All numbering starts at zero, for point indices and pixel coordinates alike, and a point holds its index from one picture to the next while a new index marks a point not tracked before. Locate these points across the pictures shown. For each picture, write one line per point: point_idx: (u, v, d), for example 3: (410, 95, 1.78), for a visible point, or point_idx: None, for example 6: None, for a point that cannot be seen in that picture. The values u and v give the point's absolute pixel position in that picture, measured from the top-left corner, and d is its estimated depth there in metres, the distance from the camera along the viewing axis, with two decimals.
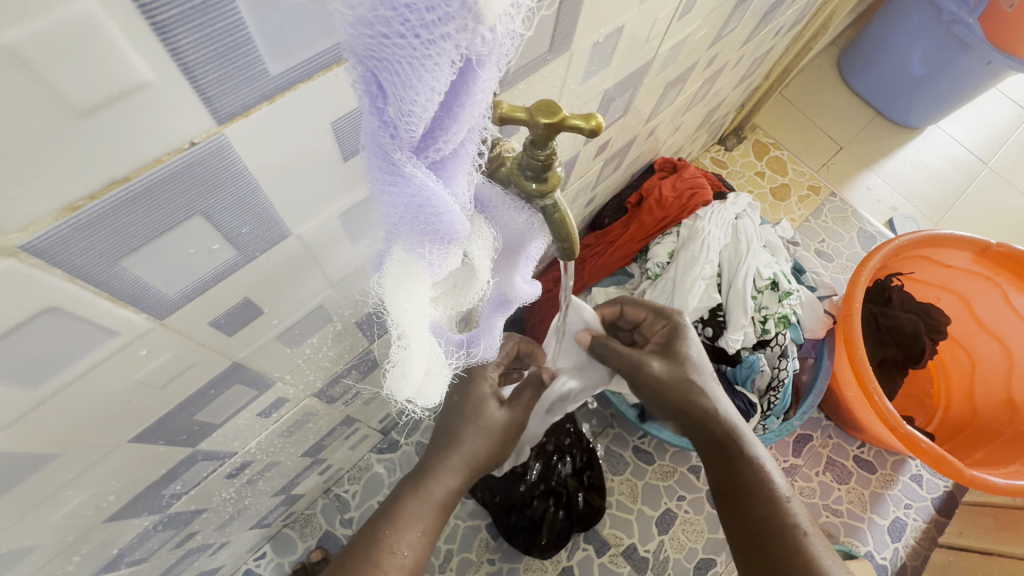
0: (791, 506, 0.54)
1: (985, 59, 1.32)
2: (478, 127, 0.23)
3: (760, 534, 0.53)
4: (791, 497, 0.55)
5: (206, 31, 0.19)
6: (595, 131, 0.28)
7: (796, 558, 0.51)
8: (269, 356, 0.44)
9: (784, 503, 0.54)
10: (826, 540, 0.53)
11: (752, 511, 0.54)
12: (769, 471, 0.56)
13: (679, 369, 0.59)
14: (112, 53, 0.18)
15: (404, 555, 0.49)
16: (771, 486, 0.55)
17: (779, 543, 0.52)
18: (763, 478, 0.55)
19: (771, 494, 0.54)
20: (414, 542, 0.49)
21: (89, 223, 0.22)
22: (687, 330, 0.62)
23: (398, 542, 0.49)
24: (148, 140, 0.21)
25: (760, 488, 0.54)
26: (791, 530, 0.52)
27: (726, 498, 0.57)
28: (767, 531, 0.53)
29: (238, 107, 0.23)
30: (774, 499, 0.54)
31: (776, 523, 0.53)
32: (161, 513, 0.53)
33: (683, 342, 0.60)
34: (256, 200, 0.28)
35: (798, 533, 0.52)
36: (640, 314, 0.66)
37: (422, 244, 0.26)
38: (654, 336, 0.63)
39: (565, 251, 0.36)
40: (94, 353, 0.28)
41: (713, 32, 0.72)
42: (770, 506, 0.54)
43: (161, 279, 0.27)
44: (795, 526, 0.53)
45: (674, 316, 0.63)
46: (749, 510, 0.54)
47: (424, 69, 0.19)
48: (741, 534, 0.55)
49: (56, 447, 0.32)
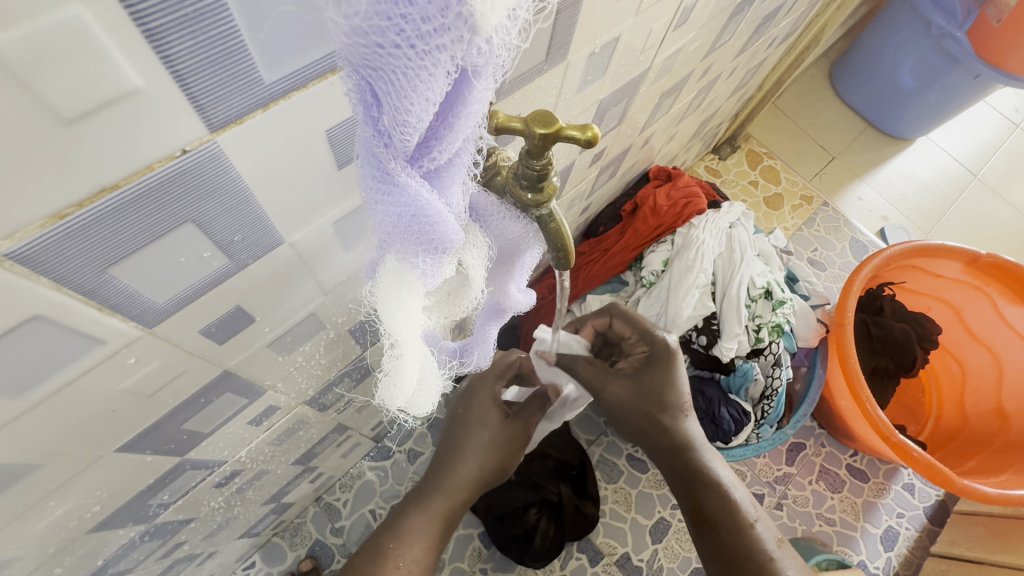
0: (757, 532, 0.56)
1: (973, 72, 1.34)
2: (473, 137, 0.23)
3: (729, 558, 0.57)
4: (757, 521, 0.57)
5: (199, 39, 0.19)
6: (591, 142, 0.28)
7: None
8: (261, 363, 0.43)
9: (750, 529, 0.56)
10: (794, 557, 0.56)
11: (721, 539, 0.57)
12: (735, 497, 0.57)
13: (644, 400, 0.57)
14: (101, 57, 0.17)
15: (405, 568, 0.48)
16: (738, 513, 0.57)
17: (748, 567, 0.56)
18: (729, 503, 0.57)
19: (738, 521, 0.57)
20: (407, 552, 0.49)
21: (77, 230, 0.21)
22: (668, 364, 0.57)
23: (394, 553, 0.48)
24: (138, 148, 0.21)
25: (727, 516, 0.57)
26: (758, 555, 0.56)
27: (696, 524, 0.59)
28: (735, 556, 0.56)
29: (230, 115, 0.22)
30: (741, 526, 0.56)
31: (746, 550, 0.56)
32: (147, 524, 0.52)
33: (659, 373, 0.57)
34: (249, 209, 0.28)
35: (765, 558, 0.55)
36: (628, 332, 0.62)
37: (415, 254, 0.25)
38: (632, 359, 0.60)
39: (561, 260, 0.36)
40: (80, 362, 0.27)
41: (708, 43, 0.72)
42: (739, 534, 0.56)
43: (150, 287, 0.27)
44: (762, 550, 0.56)
45: (658, 344, 0.58)
46: (718, 539, 0.57)
47: (419, 79, 0.19)
48: (714, 558, 0.58)
49: (38, 457, 0.31)
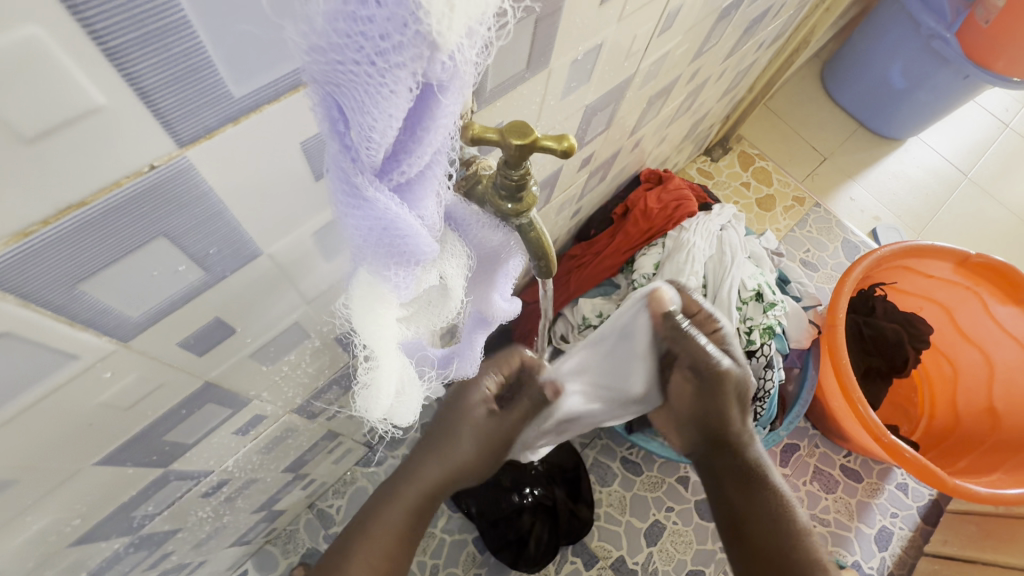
0: (812, 541, 0.55)
1: (962, 73, 1.35)
2: (443, 150, 0.23)
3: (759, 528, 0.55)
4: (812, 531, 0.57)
5: (162, 55, 0.19)
6: (568, 152, 0.28)
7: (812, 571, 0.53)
8: (244, 374, 0.43)
9: (806, 537, 0.55)
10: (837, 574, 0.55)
11: (779, 542, 0.54)
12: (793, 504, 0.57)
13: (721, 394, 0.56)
14: (61, 77, 0.17)
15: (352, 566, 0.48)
16: (795, 520, 0.56)
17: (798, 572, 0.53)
18: (789, 509, 0.56)
19: (795, 527, 0.56)
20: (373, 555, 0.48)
21: (43, 247, 0.21)
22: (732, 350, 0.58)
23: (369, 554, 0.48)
24: (104, 165, 0.20)
25: (785, 519, 0.55)
26: (816, 564, 0.54)
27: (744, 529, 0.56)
28: (784, 560, 0.54)
29: (199, 129, 0.22)
30: (799, 532, 0.55)
31: (804, 559, 0.54)
32: (133, 535, 0.51)
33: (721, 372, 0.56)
34: (223, 221, 0.27)
35: (819, 567, 0.54)
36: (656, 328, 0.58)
37: (389, 268, 0.25)
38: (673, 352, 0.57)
39: (542, 269, 0.36)
40: (53, 377, 0.27)
41: (695, 47, 0.72)
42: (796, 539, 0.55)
43: (123, 301, 0.27)
44: (818, 560, 0.54)
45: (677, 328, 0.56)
46: (772, 541, 0.55)
47: (382, 95, 0.19)
48: (755, 558, 0.55)
49: (12, 473, 0.31)
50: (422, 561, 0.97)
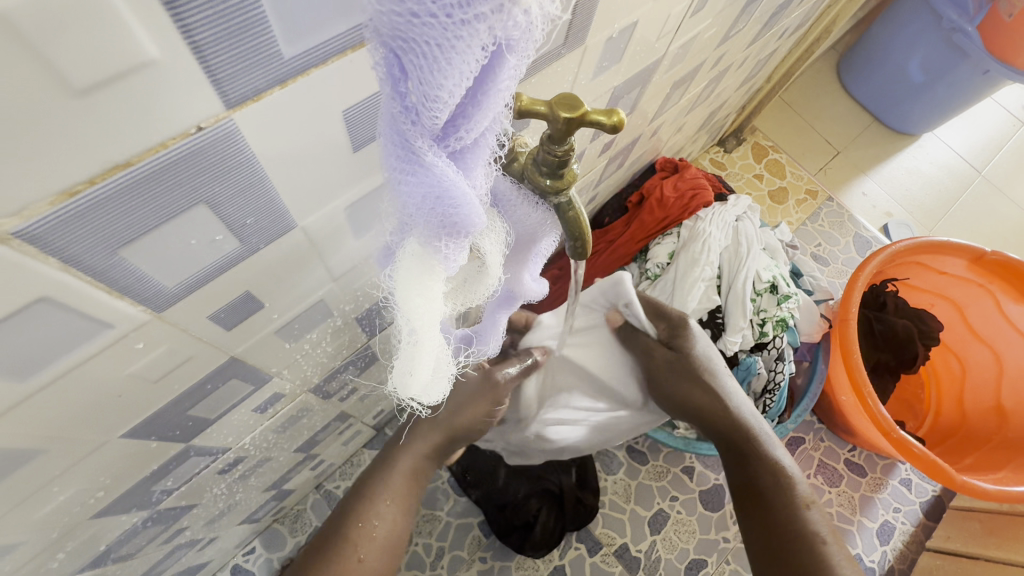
0: (809, 513, 0.53)
1: (982, 67, 1.33)
2: (499, 118, 0.23)
3: (775, 539, 0.53)
4: (810, 504, 0.54)
5: (217, 9, 0.18)
6: (616, 128, 0.27)
7: (804, 545, 0.51)
8: (267, 350, 0.42)
9: (801, 509, 0.54)
10: (847, 552, 0.51)
11: (772, 516, 0.54)
12: (790, 475, 0.56)
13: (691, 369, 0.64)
14: (115, 22, 0.16)
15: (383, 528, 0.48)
16: (791, 492, 0.55)
17: (793, 545, 0.52)
18: (783, 481, 0.56)
19: (790, 499, 0.54)
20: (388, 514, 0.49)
21: (87, 208, 0.20)
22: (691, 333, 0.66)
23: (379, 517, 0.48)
24: (152, 123, 0.20)
25: (779, 493, 0.55)
26: (808, 538, 0.51)
27: (748, 506, 0.57)
28: (778, 532, 0.53)
29: (247, 91, 0.21)
30: (793, 504, 0.54)
31: (795, 529, 0.53)
32: (149, 510, 0.51)
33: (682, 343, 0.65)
34: (262, 190, 0.27)
35: (816, 541, 0.51)
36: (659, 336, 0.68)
37: (439, 239, 0.25)
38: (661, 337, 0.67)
39: (577, 250, 0.35)
40: (88, 345, 0.27)
41: (721, 31, 0.71)
42: (790, 513, 0.53)
43: (160, 270, 0.26)
44: (813, 533, 0.52)
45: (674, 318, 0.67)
46: (768, 515, 0.55)
47: (453, 52, 0.18)
48: (759, 537, 0.55)
49: (41, 443, 0.31)
50: (428, 543, 0.97)
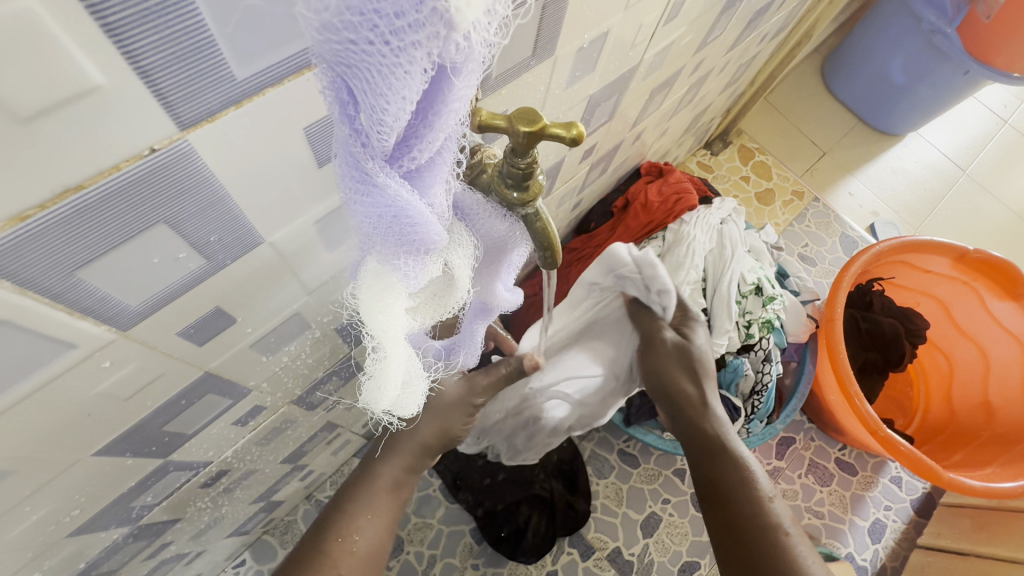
0: (773, 505, 0.53)
1: (962, 68, 1.35)
2: (454, 137, 0.23)
3: (739, 535, 0.53)
4: (774, 497, 0.54)
5: (164, 34, 0.19)
6: (576, 140, 0.27)
7: (769, 544, 0.50)
8: (243, 364, 0.42)
9: (765, 502, 0.53)
10: (809, 545, 0.51)
11: (735, 511, 0.54)
12: (753, 471, 0.56)
13: (683, 357, 0.66)
14: (58, 52, 0.17)
15: (352, 538, 0.48)
16: (754, 485, 0.55)
17: (755, 537, 0.51)
18: (746, 475, 0.55)
19: (753, 491, 0.54)
20: (359, 524, 0.49)
21: (40, 232, 0.21)
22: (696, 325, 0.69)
23: (345, 526, 0.48)
24: (102, 148, 0.20)
25: (742, 487, 0.54)
26: (771, 530, 0.51)
27: (711, 505, 0.56)
28: (742, 526, 0.53)
29: (201, 112, 0.22)
30: (756, 496, 0.54)
31: (758, 523, 0.52)
32: (130, 526, 0.51)
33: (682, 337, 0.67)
34: (225, 208, 0.27)
35: (777, 532, 0.51)
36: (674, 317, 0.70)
37: (397, 257, 0.25)
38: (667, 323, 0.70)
39: (547, 260, 0.36)
40: (52, 366, 0.27)
41: (699, 38, 0.72)
42: (753, 507, 0.53)
43: (123, 289, 0.26)
44: (776, 525, 0.52)
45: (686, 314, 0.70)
46: (731, 510, 0.54)
47: (395, 76, 0.19)
48: (724, 535, 0.54)
49: (10, 463, 0.31)
50: (420, 552, 0.97)
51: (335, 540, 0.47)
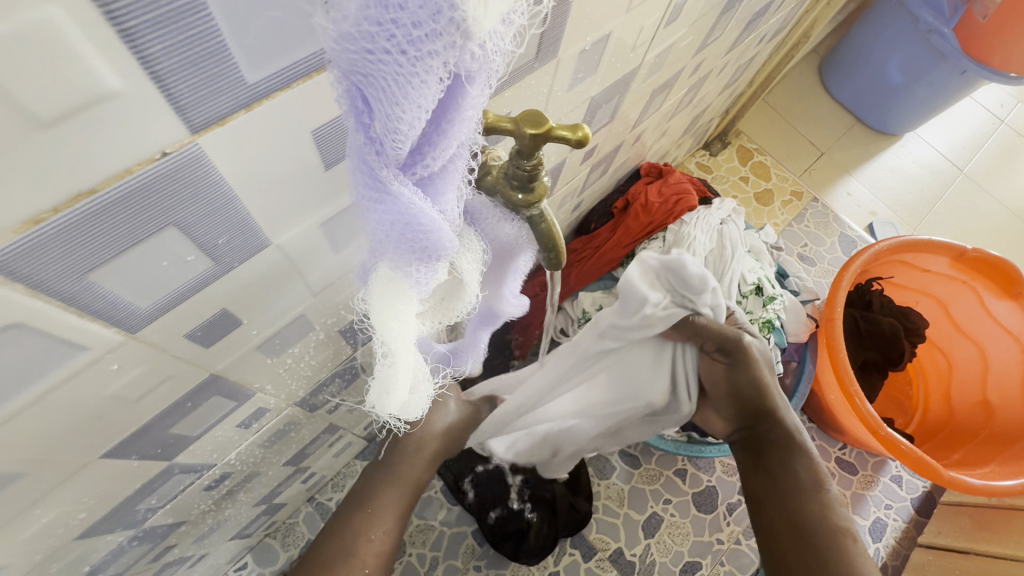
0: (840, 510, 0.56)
1: (959, 68, 1.35)
2: (467, 144, 0.24)
3: (806, 531, 0.55)
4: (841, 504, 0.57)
5: (179, 39, 0.19)
6: (582, 142, 0.28)
7: (834, 540, 0.53)
8: (248, 366, 0.42)
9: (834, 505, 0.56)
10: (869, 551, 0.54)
11: (804, 509, 0.57)
12: (825, 477, 0.59)
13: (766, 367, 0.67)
14: (77, 57, 0.17)
15: (376, 537, 0.49)
16: (824, 490, 0.58)
17: (823, 533, 0.54)
18: (819, 479, 0.59)
19: (823, 495, 0.57)
20: (384, 527, 0.49)
21: (54, 236, 0.21)
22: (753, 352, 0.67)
23: (368, 526, 0.49)
24: (116, 152, 0.20)
25: (813, 489, 0.58)
26: (836, 531, 0.54)
27: (778, 501, 0.59)
28: (810, 524, 0.55)
29: (212, 116, 0.22)
30: (826, 500, 0.57)
31: (826, 521, 0.55)
32: (135, 528, 0.51)
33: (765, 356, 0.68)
34: (235, 211, 0.27)
35: (841, 534, 0.54)
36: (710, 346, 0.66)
37: (409, 264, 0.26)
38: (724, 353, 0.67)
39: (552, 260, 0.36)
40: (61, 370, 0.27)
41: (699, 39, 0.72)
42: (823, 509, 0.56)
43: (134, 292, 0.26)
44: (842, 526, 0.55)
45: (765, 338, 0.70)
46: (800, 507, 0.57)
47: (411, 86, 0.19)
48: (787, 529, 0.57)
49: (23, 466, 0.31)
50: (422, 553, 0.97)
51: (363, 542, 0.48)
